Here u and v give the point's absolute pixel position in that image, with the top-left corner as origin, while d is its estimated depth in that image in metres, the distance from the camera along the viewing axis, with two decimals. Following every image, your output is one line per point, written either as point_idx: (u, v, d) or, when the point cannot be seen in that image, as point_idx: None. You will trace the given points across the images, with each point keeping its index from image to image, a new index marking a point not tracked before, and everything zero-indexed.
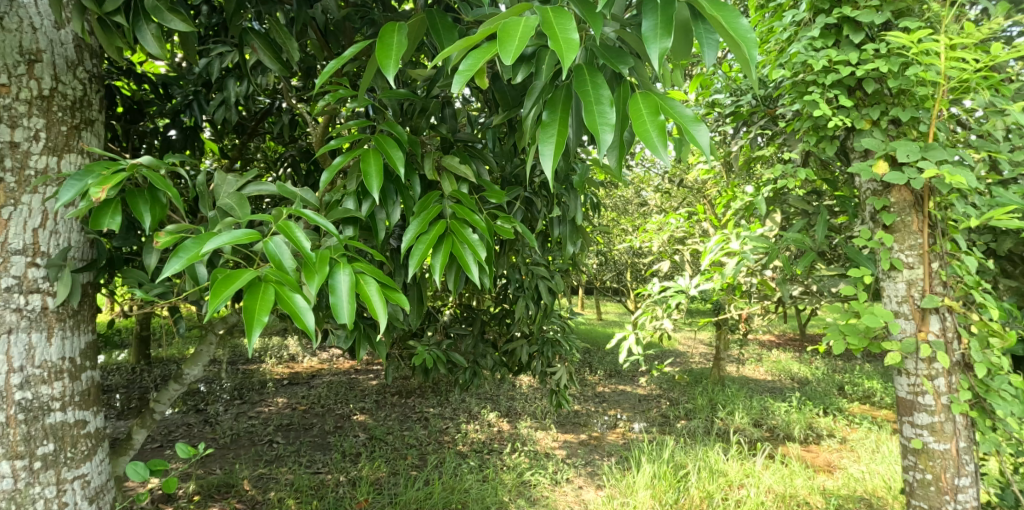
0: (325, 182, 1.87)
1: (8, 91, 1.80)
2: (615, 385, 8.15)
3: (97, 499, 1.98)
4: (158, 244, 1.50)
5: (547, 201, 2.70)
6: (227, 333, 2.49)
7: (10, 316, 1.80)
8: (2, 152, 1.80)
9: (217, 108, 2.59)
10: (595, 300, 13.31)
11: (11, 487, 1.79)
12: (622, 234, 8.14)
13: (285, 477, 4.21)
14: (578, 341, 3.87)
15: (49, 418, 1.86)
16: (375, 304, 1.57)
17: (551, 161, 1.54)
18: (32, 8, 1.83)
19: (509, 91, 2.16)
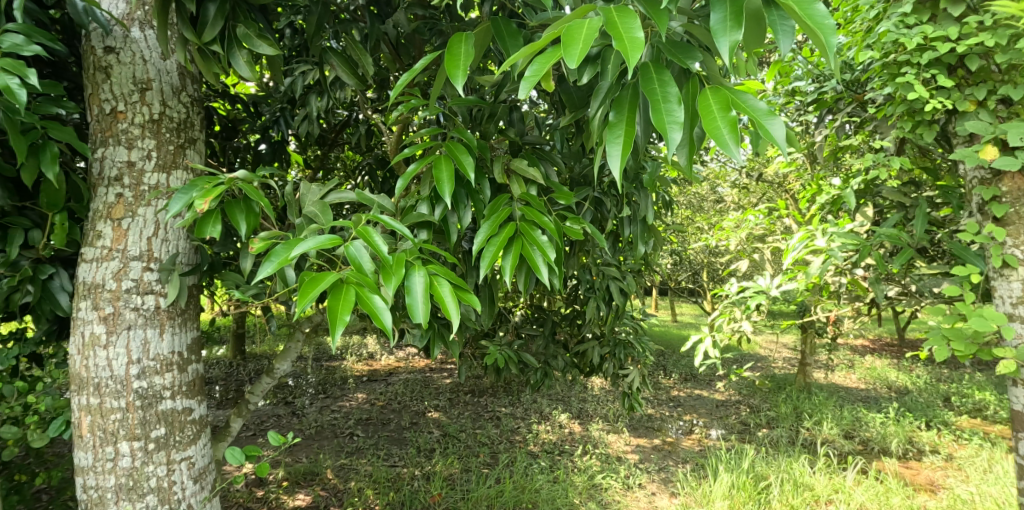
0: (400, 189, 1.98)
1: (125, 117, 2.02)
2: (692, 389, 8.02)
3: (200, 480, 2.19)
4: (253, 250, 1.65)
5: (617, 201, 2.72)
6: (312, 332, 2.68)
7: (130, 314, 2.01)
8: (122, 172, 2.03)
9: (301, 122, 2.78)
10: (670, 302, 13.10)
11: (130, 465, 2.01)
12: (698, 232, 7.98)
13: (365, 468, 4.43)
14: (652, 343, 3.85)
15: (161, 405, 2.07)
16: (448, 304, 1.67)
17: (619, 162, 1.56)
18: (142, 42, 2.04)
19: (576, 92, 2.21)
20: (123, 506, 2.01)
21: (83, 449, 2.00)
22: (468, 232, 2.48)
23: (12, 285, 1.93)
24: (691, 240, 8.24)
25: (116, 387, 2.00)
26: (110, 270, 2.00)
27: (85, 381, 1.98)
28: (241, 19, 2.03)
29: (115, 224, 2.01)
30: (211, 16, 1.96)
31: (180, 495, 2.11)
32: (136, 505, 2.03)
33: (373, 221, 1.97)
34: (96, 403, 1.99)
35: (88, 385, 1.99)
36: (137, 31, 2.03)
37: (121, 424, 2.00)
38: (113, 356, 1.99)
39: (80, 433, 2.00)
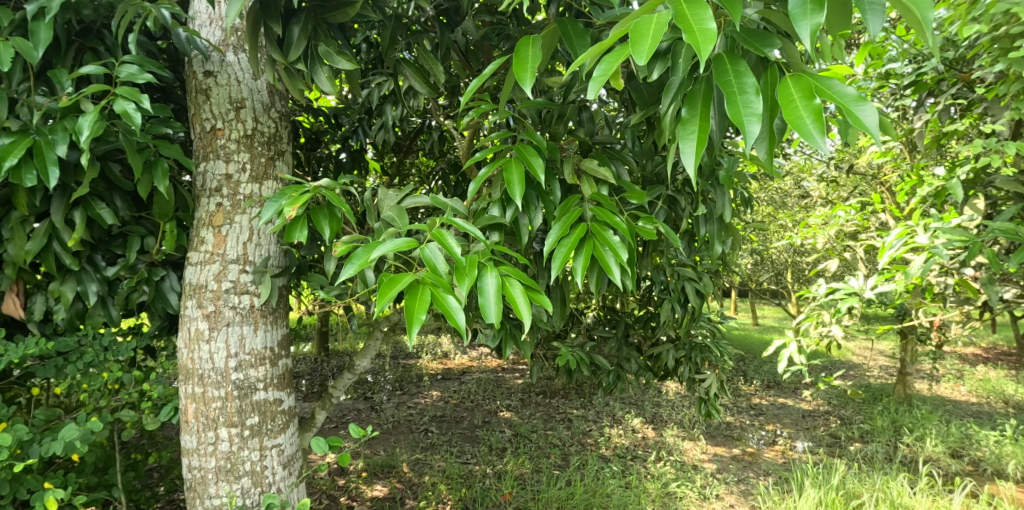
0: (473, 192, 2.05)
1: (223, 133, 2.21)
2: (775, 398, 7.76)
3: (288, 466, 2.36)
4: (336, 254, 1.78)
5: (692, 199, 2.67)
6: (390, 330, 2.81)
7: (229, 312, 2.20)
8: (220, 184, 2.21)
9: (378, 131, 2.93)
10: (751, 305, 12.65)
11: (228, 449, 2.20)
12: (781, 230, 7.67)
13: (438, 464, 4.57)
14: (730, 347, 3.76)
15: (255, 395, 2.25)
16: (520, 305, 1.73)
17: (693, 159, 1.53)
18: (236, 65, 2.21)
19: (647, 89, 2.22)
20: (222, 487, 2.20)
21: (189, 433, 2.21)
22: (539, 233, 2.53)
23: (130, 287, 2.15)
24: (773, 238, 7.94)
25: (217, 378, 2.19)
26: (211, 272, 2.19)
27: (190, 372, 2.18)
28: (322, 37, 2.16)
29: (216, 230, 2.20)
30: (295, 37, 2.10)
31: (271, 479, 2.29)
32: (233, 486, 2.21)
33: (446, 224, 2.04)
34: (199, 392, 2.19)
35: (192, 375, 2.19)
36: (231, 54, 2.21)
37: (220, 412, 2.19)
38: (214, 350, 2.18)
39: (185, 418, 2.21)
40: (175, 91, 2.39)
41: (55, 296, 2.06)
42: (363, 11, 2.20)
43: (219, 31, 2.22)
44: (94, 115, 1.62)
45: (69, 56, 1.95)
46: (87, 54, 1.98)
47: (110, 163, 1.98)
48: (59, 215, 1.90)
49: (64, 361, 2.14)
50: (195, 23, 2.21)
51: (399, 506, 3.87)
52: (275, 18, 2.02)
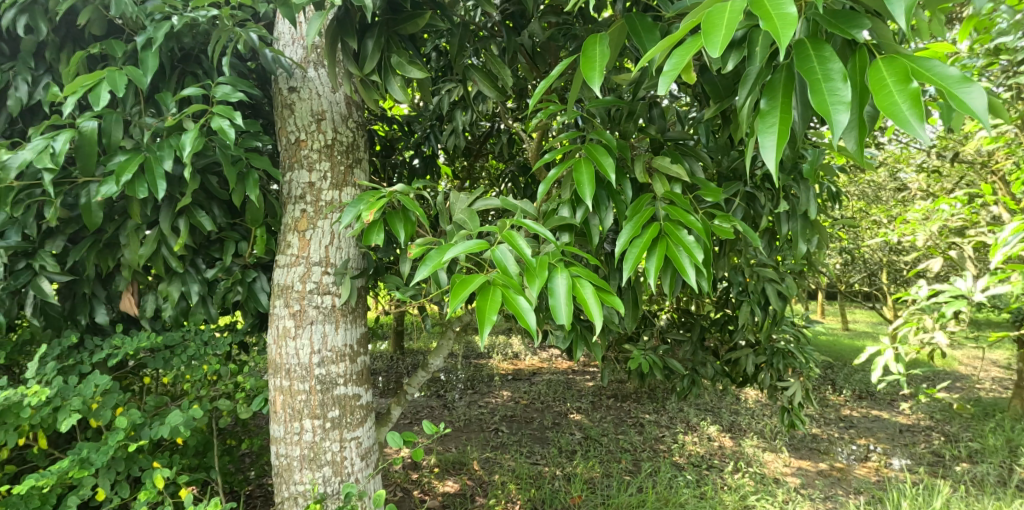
0: (542, 194, 2.04)
1: (306, 144, 2.33)
2: (868, 410, 7.35)
3: (366, 458, 2.47)
4: (411, 255, 1.85)
5: (772, 195, 2.48)
6: (463, 330, 2.88)
7: (312, 311, 2.32)
8: (304, 192, 2.34)
9: (449, 136, 3.02)
10: (842, 309, 11.96)
11: (311, 440, 2.33)
12: (873, 227, 7.21)
13: (508, 463, 4.63)
14: (817, 354, 3.54)
15: (336, 390, 2.37)
16: (591, 308, 1.77)
17: (773, 153, 1.44)
18: (316, 80, 2.33)
19: (720, 81, 2.08)
20: (305, 474, 2.33)
21: (277, 423, 2.36)
22: (610, 233, 2.52)
23: (226, 287, 2.34)
24: (864, 236, 7.48)
25: (302, 373, 2.32)
26: (297, 273, 2.32)
27: (279, 366, 2.32)
28: (395, 48, 2.16)
29: (301, 235, 2.33)
30: (370, 49, 2.11)
31: (350, 470, 2.41)
32: (316, 474, 2.34)
33: (516, 226, 2.04)
34: (286, 385, 2.33)
35: (280, 369, 2.34)
36: (313, 71, 2.33)
37: (305, 404, 2.32)
38: (300, 346, 2.31)
39: (274, 409, 2.36)
40: (263, 107, 2.56)
41: (163, 294, 2.24)
42: (433, 21, 2.19)
43: (300, 50, 2.34)
44: (196, 132, 1.73)
45: (172, 80, 2.11)
46: (187, 78, 2.14)
47: (209, 175, 2.14)
48: (167, 223, 2.07)
49: (170, 353, 2.34)
50: (280, 44, 2.35)
51: (469, 503, 3.96)
52: (352, 34, 2.06)
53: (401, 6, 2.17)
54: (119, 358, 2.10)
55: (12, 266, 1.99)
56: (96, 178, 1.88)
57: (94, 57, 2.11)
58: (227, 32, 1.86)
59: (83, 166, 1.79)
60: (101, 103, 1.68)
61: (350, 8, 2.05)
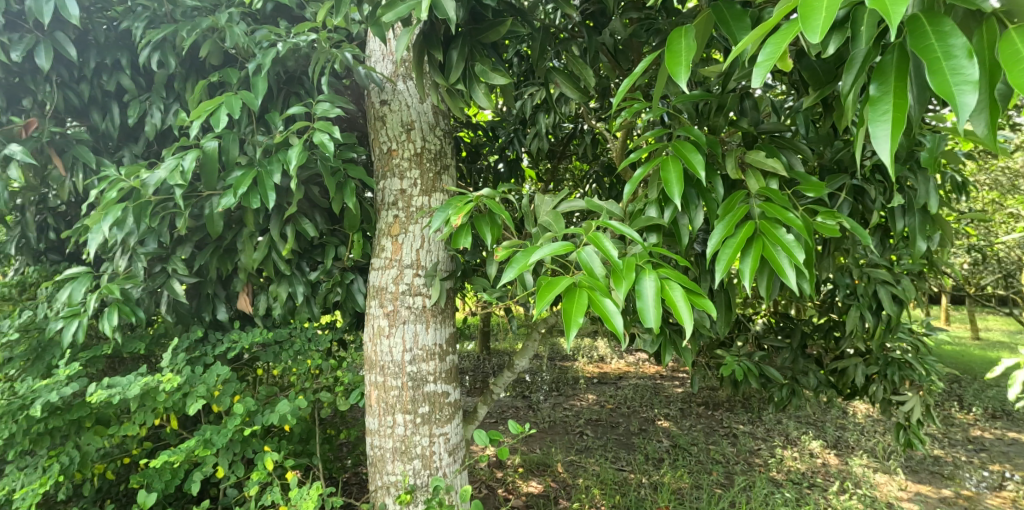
0: (629, 194, 2.00)
1: (397, 153, 2.40)
2: (1003, 431, 6.68)
3: (454, 454, 2.54)
4: (497, 258, 1.91)
5: (885, 188, 2.30)
6: (548, 332, 2.91)
7: (405, 311, 2.40)
8: (397, 199, 2.42)
9: (533, 139, 3.01)
10: (970, 314, 10.89)
11: (403, 433, 2.42)
12: (1008, 222, 6.48)
13: (593, 468, 4.60)
14: (940, 365, 3.25)
15: (427, 387, 2.44)
16: (680, 311, 1.78)
17: (888, 144, 1.34)
18: (406, 92, 2.37)
19: (821, 66, 1.87)
20: (398, 465, 2.43)
21: (372, 415, 2.48)
22: (701, 234, 2.42)
23: (327, 288, 2.49)
24: (997, 234, 6.74)
25: (395, 369, 2.41)
26: (391, 275, 2.41)
27: (374, 362, 2.43)
28: (479, 57, 1.94)
29: (394, 239, 2.42)
30: (454, 59, 1.90)
31: (439, 464, 2.48)
32: (407, 466, 2.43)
33: (603, 227, 2.02)
34: (381, 380, 2.44)
35: (375, 366, 2.45)
36: (402, 83, 2.37)
37: (398, 399, 2.42)
38: (393, 344, 2.41)
39: (370, 403, 2.48)
40: (358, 120, 2.71)
41: (274, 294, 2.41)
42: (517, 27, 1.97)
43: (390, 64, 2.38)
44: (300, 147, 1.84)
45: (279, 100, 2.28)
46: (291, 99, 2.30)
47: (311, 186, 2.30)
48: (276, 230, 2.22)
49: (279, 348, 2.53)
50: (372, 60, 2.40)
51: (552, 505, 3.97)
52: (439, 47, 1.87)
53: (484, 13, 1.94)
54: (236, 351, 2.30)
55: (150, 270, 2.20)
56: (218, 191, 2.04)
57: (214, 84, 2.31)
58: (325, 54, 1.96)
59: (206, 183, 1.89)
60: (222, 127, 1.74)
61: (435, 19, 1.86)
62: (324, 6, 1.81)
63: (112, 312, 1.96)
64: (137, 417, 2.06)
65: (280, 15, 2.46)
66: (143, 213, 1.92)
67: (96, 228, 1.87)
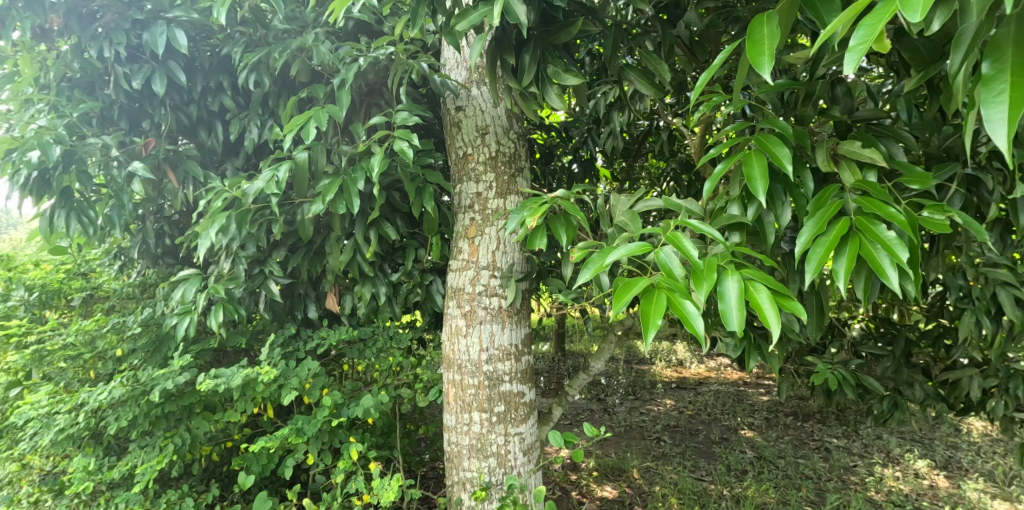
0: (709, 191, 1.92)
1: (472, 157, 2.43)
2: None
3: (528, 453, 2.55)
4: (572, 259, 1.89)
5: (1004, 178, 2.06)
6: (625, 334, 2.85)
7: (482, 311, 2.44)
8: (473, 202, 2.45)
9: (607, 138, 2.90)
10: None
11: (479, 431, 2.46)
12: None
13: (670, 475, 4.18)
14: None
15: (502, 386, 2.47)
16: (767, 314, 1.69)
17: (1005, 128, 1.18)
18: (480, 98, 2.40)
19: (925, 44, 1.69)
20: (474, 462, 2.48)
21: (449, 412, 2.53)
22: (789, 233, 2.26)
23: (409, 288, 2.62)
24: None
25: (472, 368, 2.45)
26: (468, 276, 2.45)
27: (451, 361, 2.49)
28: (552, 58, 1.95)
29: (470, 241, 2.45)
30: (526, 64, 1.91)
31: (513, 463, 2.50)
32: (482, 464, 2.47)
33: (682, 227, 1.95)
34: (458, 379, 2.49)
35: (453, 364, 2.50)
36: (476, 89, 2.40)
37: (474, 398, 2.46)
38: (471, 343, 2.45)
39: (447, 401, 2.53)
40: (435, 126, 2.78)
41: (359, 294, 2.54)
42: (588, 27, 1.96)
43: (464, 71, 2.43)
44: (381, 154, 1.93)
45: (362, 112, 2.42)
46: (372, 109, 2.44)
47: (393, 191, 2.40)
48: (361, 233, 2.35)
49: (364, 345, 2.64)
50: (447, 68, 2.45)
51: None
52: (512, 52, 1.90)
53: (555, 15, 1.95)
54: (325, 348, 2.46)
55: (249, 271, 2.40)
56: (308, 199, 2.19)
57: (303, 100, 2.48)
58: (402, 65, 2.06)
59: (298, 192, 2.04)
60: (310, 139, 1.87)
61: (506, 24, 1.89)
62: (401, 19, 1.89)
63: (218, 310, 2.16)
64: (239, 405, 2.26)
65: (361, 31, 2.59)
66: (245, 220, 2.12)
67: (205, 234, 2.07)
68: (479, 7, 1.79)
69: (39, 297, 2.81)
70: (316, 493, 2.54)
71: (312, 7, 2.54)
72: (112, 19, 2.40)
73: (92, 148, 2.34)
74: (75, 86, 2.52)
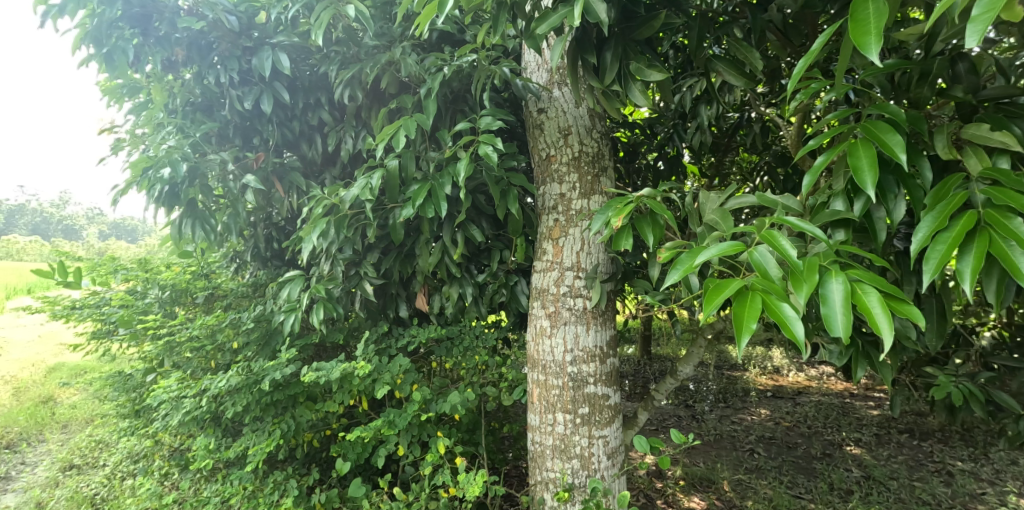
0: (808, 185, 1.76)
1: (555, 158, 2.43)
2: None
3: (612, 457, 2.51)
4: (659, 260, 1.81)
5: None
6: (715, 338, 2.73)
7: (566, 312, 2.43)
8: (557, 203, 2.45)
9: (693, 134, 2.77)
10: None
11: (563, 432, 2.46)
12: None
13: (765, 490, 3.53)
14: None
15: (587, 388, 2.45)
16: (878, 320, 1.53)
17: None
18: (561, 98, 2.39)
19: None
20: (557, 463, 2.47)
21: (533, 412, 2.54)
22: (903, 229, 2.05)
23: (493, 289, 2.67)
24: None
25: (556, 369, 2.45)
26: (552, 278, 2.45)
27: (536, 361, 2.50)
28: (634, 54, 1.91)
29: (554, 242, 2.45)
30: (608, 61, 1.90)
31: (598, 466, 2.47)
32: (566, 465, 2.46)
33: (779, 225, 1.81)
34: (542, 379, 2.50)
35: (537, 364, 2.51)
36: (557, 91, 2.39)
37: (559, 399, 2.46)
38: (555, 344, 2.45)
39: (532, 400, 2.54)
40: (518, 129, 2.78)
41: (446, 294, 2.64)
42: (671, 19, 1.91)
43: (545, 73, 2.42)
44: (468, 159, 2.00)
45: (447, 118, 2.51)
46: (457, 116, 2.52)
47: (478, 194, 2.48)
48: (448, 236, 2.44)
49: (451, 343, 2.74)
50: (528, 71, 2.47)
51: None
52: (592, 51, 1.89)
53: (635, 10, 1.92)
54: (415, 344, 2.60)
55: (346, 272, 2.57)
56: (399, 204, 2.32)
57: (392, 110, 2.64)
58: (484, 72, 2.17)
59: (390, 197, 2.18)
60: (400, 147, 1.98)
61: (587, 24, 1.88)
62: (483, 27, 1.94)
63: (319, 307, 2.37)
64: (337, 396, 2.44)
65: (444, 41, 2.72)
66: (342, 225, 2.29)
67: (308, 238, 2.27)
68: (558, 8, 1.79)
69: (170, 295, 3.16)
70: (405, 483, 2.67)
71: (399, 22, 2.68)
72: (226, 48, 2.68)
73: (212, 163, 2.70)
74: (197, 110, 2.87)
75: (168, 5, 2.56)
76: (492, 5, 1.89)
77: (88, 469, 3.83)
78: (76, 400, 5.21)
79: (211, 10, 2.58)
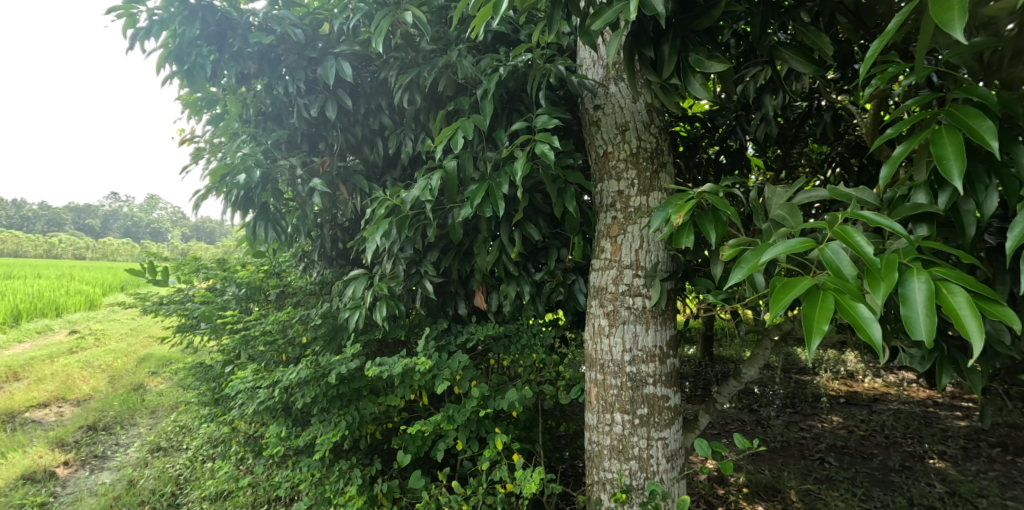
0: (886, 177, 1.63)
1: (613, 155, 2.39)
2: None
3: (672, 460, 2.45)
4: (724, 257, 1.73)
5: None
6: (782, 340, 2.62)
7: (625, 311, 2.39)
8: (615, 201, 2.41)
9: (759, 125, 2.64)
10: None
11: (621, 432, 2.42)
12: None
13: (839, 502, 3.32)
14: None
15: (646, 389, 2.40)
16: (965, 322, 1.39)
17: None
18: (618, 94, 2.35)
19: None
20: (615, 463, 2.44)
21: (591, 411, 2.51)
22: (994, 223, 1.87)
23: (551, 287, 2.68)
24: None
25: (615, 369, 2.42)
26: (611, 276, 2.41)
27: (594, 361, 2.47)
28: (693, 46, 1.87)
29: (613, 240, 2.41)
30: (666, 54, 1.87)
31: (656, 468, 2.42)
32: (623, 466, 2.42)
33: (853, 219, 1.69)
34: (600, 378, 2.47)
35: (596, 363, 2.48)
36: (614, 87, 2.36)
37: (617, 398, 2.42)
38: (614, 344, 2.41)
39: (590, 399, 2.52)
40: (574, 127, 2.76)
41: (504, 293, 2.68)
42: (732, 6, 1.85)
43: (601, 69, 2.39)
44: (524, 158, 2.01)
45: (503, 118, 2.54)
46: (513, 115, 2.54)
47: (535, 193, 2.49)
48: (506, 235, 2.47)
49: (509, 341, 2.77)
50: (583, 68, 2.44)
51: None
52: (649, 44, 1.86)
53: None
54: (473, 342, 2.65)
55: (408, 271, 2.67)
56: (458, 204, 2.38)
57: (450, 112, 2.71)
58: (539, 70, 2.27)
59: (449, 197, 2.24)
60: (458, 147, 2.04)
61: (643, 16, 1.85)
62: (538, 25, 1.93)
63: (382, 304, 2.45)
64: (399, 390, 2.53)
65: (499, 42, 2.76)
66: (404, 225, 2.37)
67: (371, 238, 2.36)
68: (613, 3, 1.75)
69: (246, 292, 3.45)
70: (462, 476, 2.74)
71: (455, 25, 2.76)
72: (293, 59, 2.82)
73: (283, 168, 2.91)
74: (269, 119, 3.05)
75: (241, 22, 2.72)
76: (546, 4, 1.88)
77: (174, 452, 4.18)
78: (163, 388, 5.66)
79: (280, 25, 2.73)
